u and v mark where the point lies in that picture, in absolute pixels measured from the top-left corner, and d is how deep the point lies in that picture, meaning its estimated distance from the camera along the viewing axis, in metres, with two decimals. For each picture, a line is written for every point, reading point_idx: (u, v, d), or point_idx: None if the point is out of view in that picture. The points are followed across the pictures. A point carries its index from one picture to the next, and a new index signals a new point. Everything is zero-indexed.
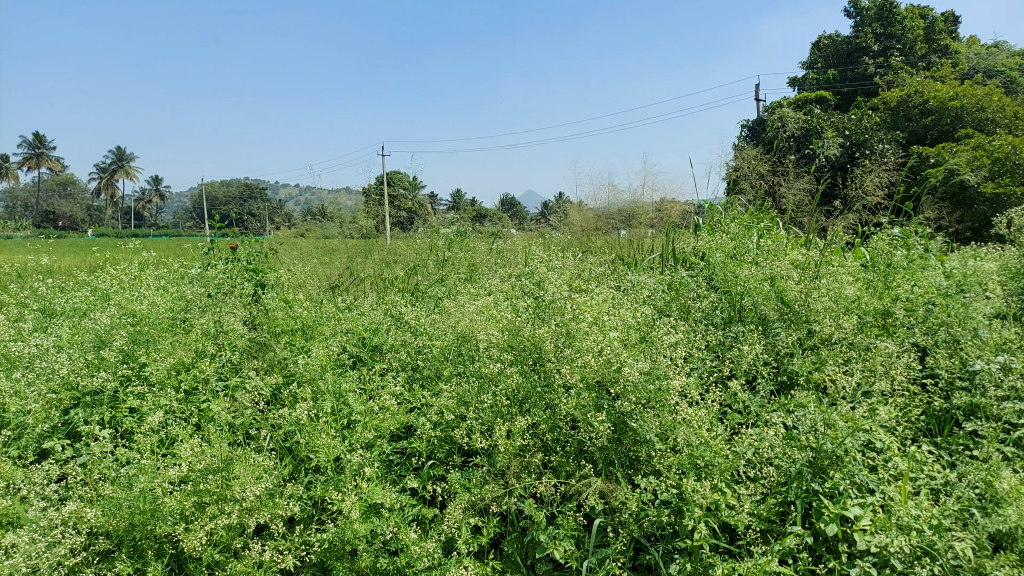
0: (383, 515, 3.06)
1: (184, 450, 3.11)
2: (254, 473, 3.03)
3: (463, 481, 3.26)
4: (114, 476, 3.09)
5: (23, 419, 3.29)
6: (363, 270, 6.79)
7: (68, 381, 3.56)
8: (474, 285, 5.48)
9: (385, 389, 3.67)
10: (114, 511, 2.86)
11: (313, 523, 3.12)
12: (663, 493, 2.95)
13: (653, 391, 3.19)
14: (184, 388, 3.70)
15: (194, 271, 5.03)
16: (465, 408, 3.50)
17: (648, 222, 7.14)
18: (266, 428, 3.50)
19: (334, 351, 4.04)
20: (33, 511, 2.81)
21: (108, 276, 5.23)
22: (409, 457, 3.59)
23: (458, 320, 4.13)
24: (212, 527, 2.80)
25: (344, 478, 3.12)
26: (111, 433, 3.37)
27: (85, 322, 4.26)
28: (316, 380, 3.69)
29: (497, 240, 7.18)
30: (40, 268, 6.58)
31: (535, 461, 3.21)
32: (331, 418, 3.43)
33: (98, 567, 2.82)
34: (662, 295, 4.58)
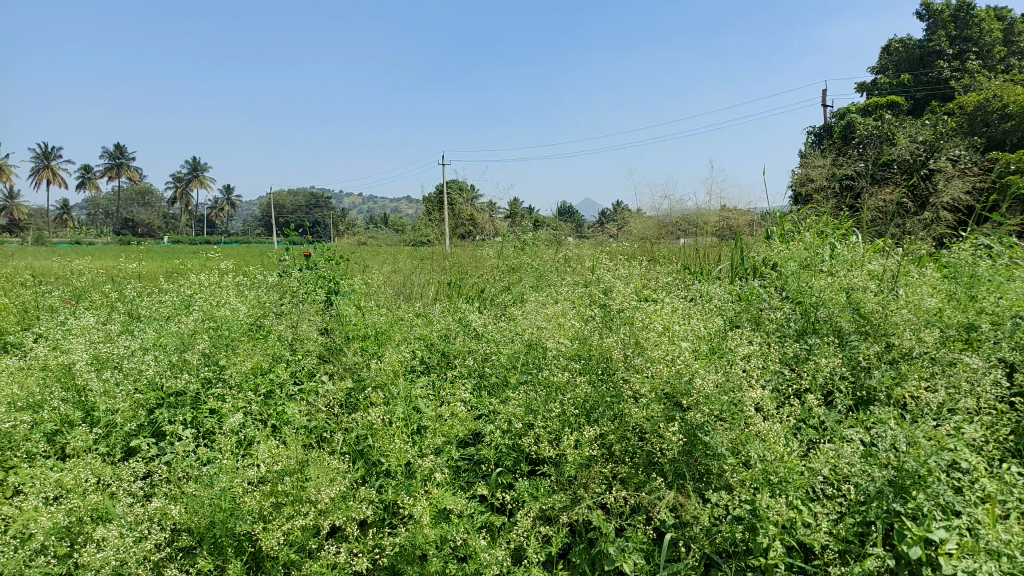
0: (452, 521, 3.08)
1: (263, 451, 3.19)
2: (329, 476, 3.09)
3: (531, 490, 3.25)
4: (196, 475, 3.20)
5: (112, 417, 3.43)
6: (429, 276, 6.89)
7: (154, 382, 3.71)
8: (541, 293, 5.50)
9: (454, 396, 3.70)
10: (197, 509, 2.97)
11: (385, 526, 3.16)
12: (736, 509, 2.87)
13: (726, 403, 3.14)
14: (261, 392, 3.81)
15: (271, 278, 5.20)
16: (533, 416, 3.49)
17: (714, 231, 7.03)
18: (338, 431, 3.58)
19: (404, 357, 4.11)
20: (121, 506, 2.93)
21: (189, 281, 5.44)
22: (476, 464, 3.61)
23: (525, 328, 4.14)
24: (288, 527, 2.87)
25: (415, 483, 3.16)
26: (193, 433, 3.49)
27: (169, 326, 4.43)
28: (388, 385, 3.76)
29: (562, 249, 7.19)
30: (125, 274, 6.89)
31: (604, 471, 3.18)
32: (401, 423, 3.47)
33: (181, 562, 2.92)
34: (732, 305, 4.50)
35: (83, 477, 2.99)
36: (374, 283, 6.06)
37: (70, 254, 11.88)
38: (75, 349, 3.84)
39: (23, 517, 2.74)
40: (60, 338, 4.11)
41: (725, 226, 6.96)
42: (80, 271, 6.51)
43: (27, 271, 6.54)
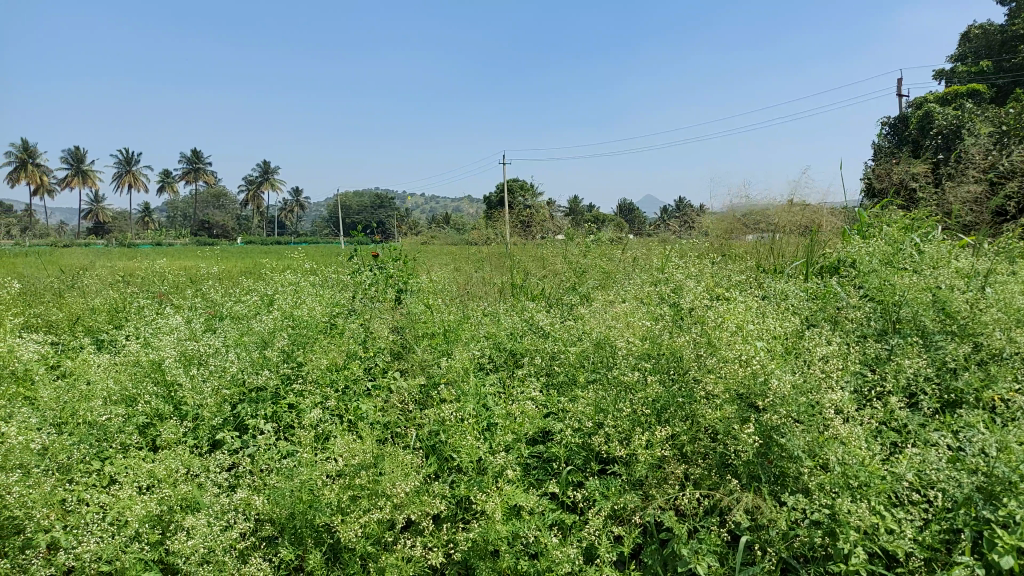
0: (524, 518, 3.11)
1: (340, 446, 3.28)
2: (404, 471, 3.15)
3: (602, 489, 3.24)
4: (277, 468, 3.31)
5: (198, 411, 3.58)
6: (495, 275, 6.93)
7: (237, 378, 3.87)
8: (609, 292, 5.47)
9: (525, 394, 3.72)
10: (279, 500, 3.08)
11: (458, 521, 3.20)
12: (815, 513, 2.78)
13: (804, 405, 3.06)
14: (337, 388, 3.91)
15: (343, 279, 5.34)
16: (603, 415, 3.47)
17: (788, 229, 6.81)
18: (411, 427, 3.64)
19: (474, 356, 4.15)
20: (209, 496, 3.05)
21: (267, 283, 5.63)
22: (545, 462, 3.62)
23: (594, 327, 4.13)
24: (365, 521, 2.95)
25: (487, 479, 3.20)
26: (274, 427, 3.62)
27: (249, 325, 4.59)
28: (459, 383, 3.82)
29: (627, 247, 7.13)
30: (206, 274, 7.19)
31: (676, 472, 3.14)
32: (473, 420, 3.51)
33: (264, 551, 3.02)
34: (808, 304, 4.37)
35: (173, 468, 3.12)
36: (441, 282, 6.15)
37: (151, 254, 12.49)
38: (164, 347, 4.01)
39: (120, 505, 2.88)
40: (150, 336, 4.33)
41: (799, 224, 6.73)
42: (164, 272, 6.80)
43: (115, 272, 6.88)
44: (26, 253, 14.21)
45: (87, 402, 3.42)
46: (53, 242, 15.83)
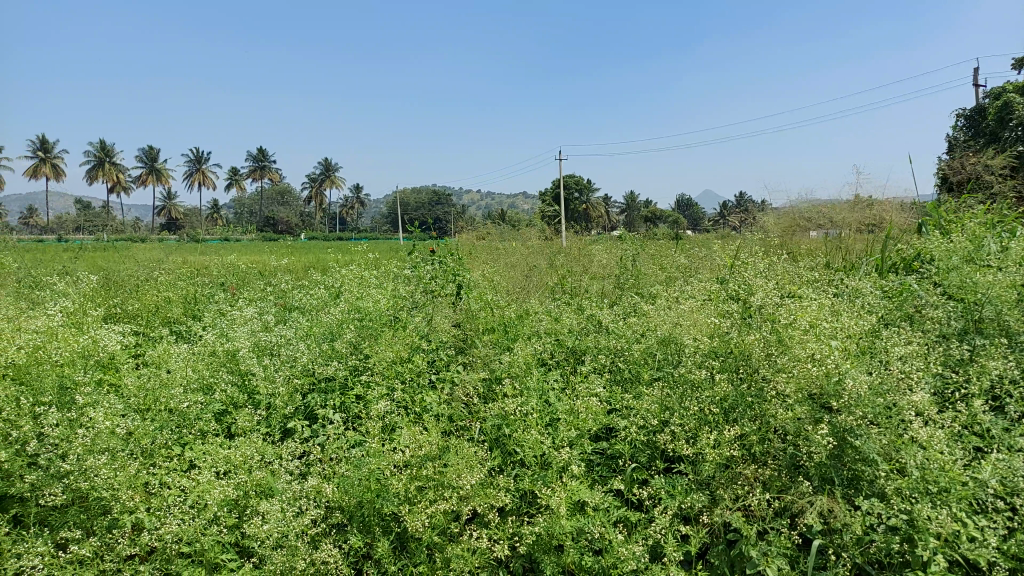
0: (588, 514, 3.10)
1: (407, 437, 3.33)
2: (469, 464, 3.18)
3: (668, 487, 3.20)
4: (347, 457, 3.38)
5: (271, 401, 3.69)
6: (554, 270, 6.93)
7: (308, 369, 3.98)
8: (671, 288, 5.40)
9: (588, 389, 3.71)
10: (348, 488, 3.15)
11: (522, 515, 3.21)
12: (891, 518, 2.69)
13: (880, 406, 2.95)
14: (403, 380, 3.98)
15: (407, 273, 5.43)
16: (668, 413, 3.42)
17: (858, 226, 6.57)
18: (475, 420, 3.67)
19: (537, 351, 4.16)
20: (282, 483, 3.14)
21: (334, 277, 5.78)
22: (609, 458, 3.59)
23: (659, 324, 4.08)
24: (432, 511, 2.98)
25: (551, 474, 3.19)
26: (343, 418, 3.70)
27: (319, 318, 4.72)
28: (523, 378, 3.83)
29: (688, 243, 7.02)
30: (275, 268, 7.41)
31: (744, 471, 3.07)
32: (537, 414, 3.52)
33: (334, 538, 3.09)
34: (883, 302, 4.23)
35: (248, 455, 3.22)
36: (501, 278, 6.18)
37: (219, 247, 13.03)
38: (239, 338, 4.16)
39: (199, 488, 2.99)
40: (226, 327, 4.49)
41: (870, 220, 6.49)
42: (236, 267, 7.04)
43: (191, 265, 7.16)
44: (103, 247, 14.94)
45: (168, 389, 3.56)
46: (129, 234, 16.66)
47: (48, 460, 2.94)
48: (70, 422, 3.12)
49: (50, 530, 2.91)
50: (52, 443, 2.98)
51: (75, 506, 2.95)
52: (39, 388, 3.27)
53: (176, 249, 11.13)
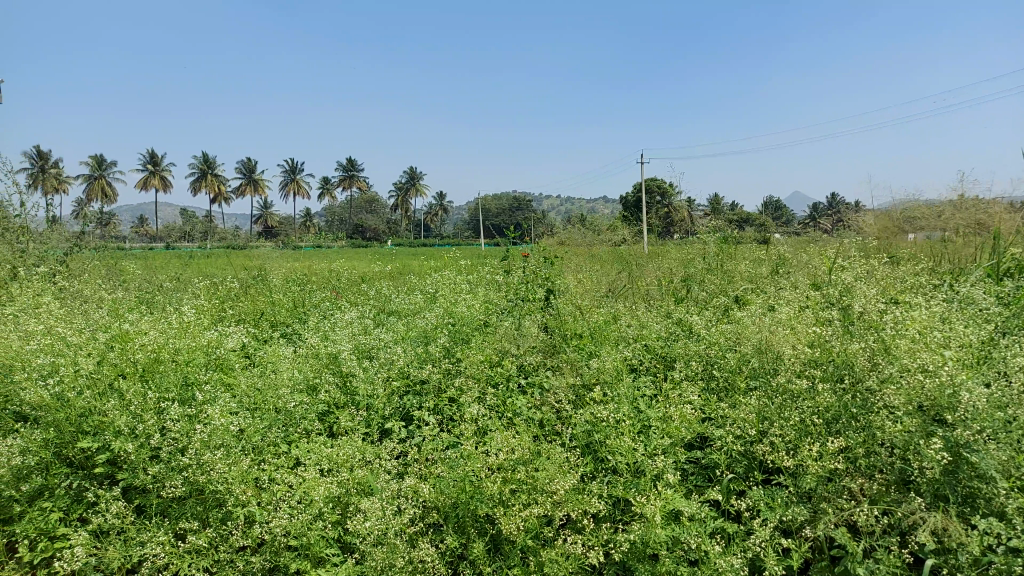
0: (684, 524, 3.05)
1: (500, 441, 3.38)
2: (563, 469, 3.20)
3: (767, 499, 3.11)
4: (442, 459, 3.46)
5: (371, 402, 3.83)
6: (639, 275, 6.87)
7: (405, 371, 4.12)
8: (765, 293, 5.27)
9: (682, 395, 3.66)
10: (444, 489, 3.21)
11: (616, 522, 3.19)
12: (1014, 541, 2.51)
13: (1000, 421, 2.77)
14: (495, 383, 4.04)
15: (497, 278, 5.52)
16: (767, 423, 3.33)
17: (968, 228, 6.21)
18: (566, 426, 3.69)
19: (628, 357, 4.14)
20: (381, 482, 3.24)
21: (425, 284, 5.94)
22: (703, 468, 3.53)
23: (755, 331, 4.00)
24: (526, 515, 3.00)
25: (645, 481, 3.16)
26: (438, 420, 3.80)
27: (413, 323, 4.86)
28: (615, 384, 3.83)
29: (781, 245, 6.81)
30: (368, 273, 7.69)
31: (850, 485, 2.95)
32: (630, 420, 3.49)
33: (431, 537, 3.16)
34: (1001, 310, 3.98)
35: (350, 454, 3.34)
36: (588, 282, 6.18)
37: (315, 254, 13.68)
38: (341, 341, 4.34)
39: (306, 485, 3.12)
40: (328, 330, 4.69)
41: (980, 221, 6.12)
42: (333, 272, 7.34)
43: (291, 270, 7.51)
44: (208, 253, 15.89)
45: (276, 389, 3.75)
46: (231, 240, 17.63)
47: (170, 453, 3.13)
48: (189, 418, 3.32)
49: (170, 520, 3.11)
50: (173, 437, 3.18)
51: (192, 498, 3.13)
52: (163, 386, 3.52)
53: (275, 255, 11.66)
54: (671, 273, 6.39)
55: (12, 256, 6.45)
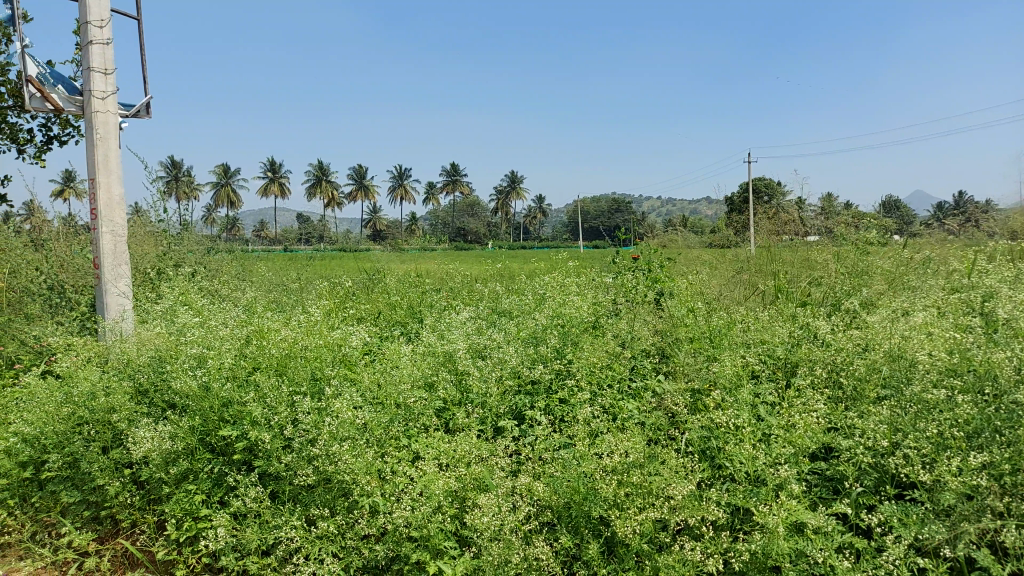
0: (810, 536, 2.92)
1: (615, 443, 3.37)
2: (680, 475, 3.14)
3: (900, 515, 2.93)
4: (556, 459, 3.48)
5: (486, 400, 3.93)
6: (752, 276, 6.67)
7: (518, 371, 4.19)
8: (894, 298, 5.00)
9: (804, 402, 3.51)
10: (558, 489, 3.23)
11: (735, 531, 3.09)
12: None
13: None
14: (607, 385, 4.04)
15: (607, 280, 5.52)
16: (899, 435, 3.14)
17: None
18: (681, 430, 3.63)
19: (746, 360, 4.02)
20: (496, 478, 3.29)
21: (535, 285, 6.00)
22: (827, 479, 3.37)
23: (885, 338, 3.80)
24: (642, 519, 2.97)
25: (767, 490, 3.05)
26: (550, 420, 3.84)
27: (525, 324, 4.93)
28: (732, 388, 3.74)
29: (909, 245, 6.42)
30: (477, 275, 7.86)
31: (996, 504, 2.74)
32: (750, 426, 3.39)
33: (546, 537, 3.17)
34: None
35: (467, 450, 3.43)
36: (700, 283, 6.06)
37: (424, 257, 14.17)
38: (456, 340, 4.48)
39: (425, 479, 3.22)
40: (443, 330, 4.85)
41: None
42: (444, 273, 7.56)
43: (405, 271, 7.80)
44: (326, 256, 16.80)
45: (397, 384, 3.89)
46: (346, 242, 18.56)
47: (301, 444, 3.32)
48: (319, 410, 3.51)
49: (301, 506, 3.28)
50: (304, 429, 3.37)
51: (321, 486, 3.30)
52: (295, 380, 3.75)
53: (389, 257, 12.15)
54: (787, 275, 6.17)
55: (157, 258, 7.04)
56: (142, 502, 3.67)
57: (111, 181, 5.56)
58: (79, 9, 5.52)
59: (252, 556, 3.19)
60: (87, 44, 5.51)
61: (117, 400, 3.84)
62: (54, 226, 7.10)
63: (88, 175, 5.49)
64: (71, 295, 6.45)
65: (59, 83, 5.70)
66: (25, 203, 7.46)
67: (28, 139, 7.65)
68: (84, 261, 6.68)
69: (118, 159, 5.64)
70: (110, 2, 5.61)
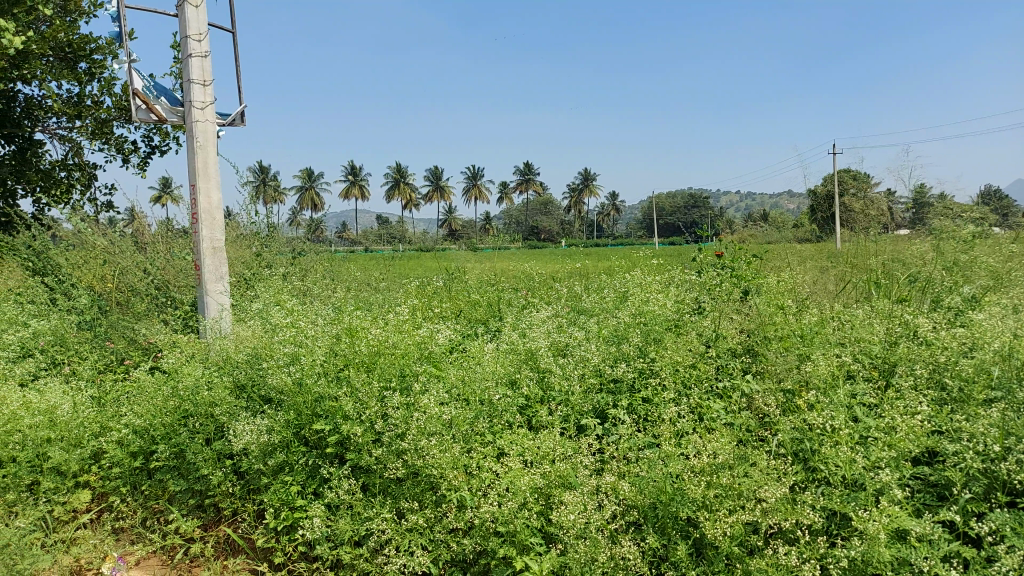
0: (913, 544, 2.78)
1: (703, 443, 3.31)
2: (772, 478, 3.06)
3: (1015, 524, 2.76)
4: (641, 458, 3.45)
5: (569, 398, 3.95)
6: (842, 271, 6.42)
7: (601, 369, 4.18)
8: (1002, 295, 4.72)
9: (904, 402, 3.35)
10: (643, 489, 3.19)
11: (832, 536, 2.98)
12: None
13: None
14: (692, 384, 3.98)
15: (690, 278, 5.44)
16: (1012, 439, 2.96)
17: None
18: (772, 431, 3.54)
19: (841, 360, 3.86)
20: (582, 476, 3.29)
21: (614, 283, 5.96)
22: (931, 485, 3.21)
23: (994, 337, 3.59)
24: (733, 521, 2.91)
25: (866, 495, 2.93)
26: (634, 419, 3.82)
27: (606, 322, 4.90)
28: (825, 389, 3.61)
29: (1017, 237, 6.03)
30: (556, 273, 7.88)
31: None
32: (846, 428, 3.26)
33: (632, 536, 3.15)
34: None
35: (552, 447, 3.45)
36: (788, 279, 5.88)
37: (502, 256, 14.32)
38: (538, 338, 4.50)
39: (511, 475, 3.24)
40: (525, 328, 4.89)
41: None
42: (523, 271, 7.61)
43: (485, 270, 7.90)
44: (406, 255, 17.25)
45: (481, 381, 3.95)
46: (425, 242, 18.97)
47: (391, 438, 3.42)
48: (407, 406, 3.60)
49: (392, 499, 3.38)
50: (394, 424, 3.47)
51: (410, 480, 3.38)
52: (383, 376, 3.86)
53: (467, 256, 12.33)
54: (881, 271, 5.91)
55: (249, 259, 7.38)
56: (242, 492, 3.85)
57: (210, 187, 5.86)
58: (180, 24, 5.84)
59: (346, 546, 3.31)
60: (188, 57, 5.82)
61: (218, 394, 4.05)
62: (156, 230, 7.56)
63: (189, 182, 5.80)
64: (173, 295, 6.85)
65: (163, 95, 6.04)
66: (130, 209, 7.96)
67: (132, 149, 8.16)
68: (184, 263, 7.08)
69: (216, 166, 5.93)
70: (207, 16, 5.92)
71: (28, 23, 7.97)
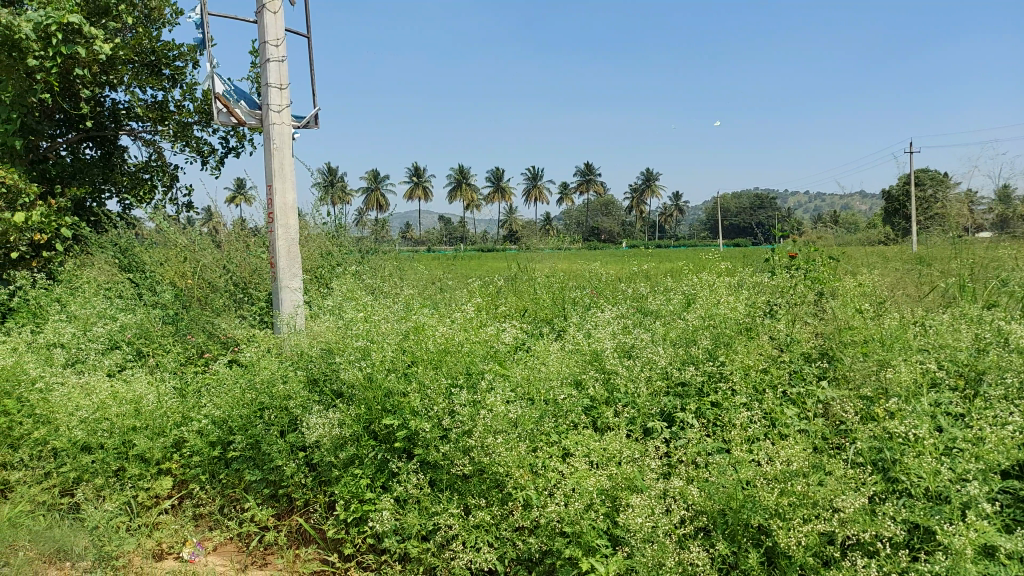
0: (1001, 561, 2.64)
1: (776, 449, 3.23)
2: (848, 487, 2.95)
3: None
4: (710, 462, 3.39)
5: (636, 400, 3.91)
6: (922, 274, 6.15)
7: (668, 371, 4.13)
8: None
9: (994, 413, 3.18)
10: (713, 494, 3.12)
11: (913, 549, 2.85)
12: None
13: None
14: (763, 389, 3.89)
15: (761, 280, 5.31)
16: None
17: None
18: (849, 439, 3.42)
19: (924, 367, 3.69)
20: (650, 479, 3.25)
21: (682, 285, 5.88)
22: (1021, 500, 3.05)
23: None
24: (809, 530, 2.82)
25: (952, 509, 2.80)
26: (703, 423, 3.75)
27: (674, 324, 4.83)
28: (906, 396, 3.47)
29: None
30: (622, 273, 7.82)
31: None
32: (930, 437, 3.12)
33: (701, 542, 3.09)
34: None
35: (618, 449, 3.42)
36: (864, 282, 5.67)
37: (565, 257, 14.29)
38: (605, 339, 4.48)
39: (577, 476, 3.24)
40: (592, 328, 4.87)
41: None
42: (589, 271, 7.58)
43: (550, 270, 7.89)
44: (469, 256, 17.41)
45: (547, 381, 3.96)
46: (488, 242, 19.09)
47: (458, 435, 3.47)
48: (474, 403, 3.63)
49: (460, 495, 3.43)
50: (461, 421, 3.51)
51: (477, 477, 3.42)
52: (450, 374, 3.91)
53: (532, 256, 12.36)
54: (965, 275, 5.64)
55: (319, 258, 7.58)
56: (313, 483, 3.97)
57: (286, 187, 6.05)
58: (259, 30, 6.06)
59: (414, 539, 3.38)
60: (265, 61, 6.03)
61: (292, 388, 4.18)
62: (234, 229, 7.86)
63: (266, 182, 6.01)
64: (250, 292, 7.10)
65: (241, 99, 6.28)
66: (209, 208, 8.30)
67: (211, 151, 8.51)
68: (259, 261, 7.34)
69: (291, 167, 6.12)
70: (284, 22, 6.12)
71: (116, 31, 8.41)
